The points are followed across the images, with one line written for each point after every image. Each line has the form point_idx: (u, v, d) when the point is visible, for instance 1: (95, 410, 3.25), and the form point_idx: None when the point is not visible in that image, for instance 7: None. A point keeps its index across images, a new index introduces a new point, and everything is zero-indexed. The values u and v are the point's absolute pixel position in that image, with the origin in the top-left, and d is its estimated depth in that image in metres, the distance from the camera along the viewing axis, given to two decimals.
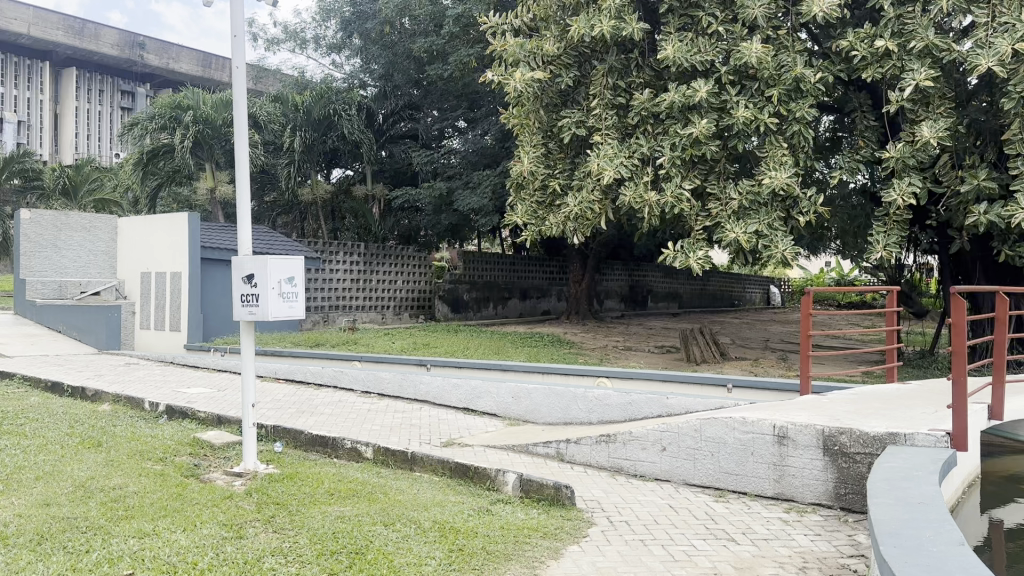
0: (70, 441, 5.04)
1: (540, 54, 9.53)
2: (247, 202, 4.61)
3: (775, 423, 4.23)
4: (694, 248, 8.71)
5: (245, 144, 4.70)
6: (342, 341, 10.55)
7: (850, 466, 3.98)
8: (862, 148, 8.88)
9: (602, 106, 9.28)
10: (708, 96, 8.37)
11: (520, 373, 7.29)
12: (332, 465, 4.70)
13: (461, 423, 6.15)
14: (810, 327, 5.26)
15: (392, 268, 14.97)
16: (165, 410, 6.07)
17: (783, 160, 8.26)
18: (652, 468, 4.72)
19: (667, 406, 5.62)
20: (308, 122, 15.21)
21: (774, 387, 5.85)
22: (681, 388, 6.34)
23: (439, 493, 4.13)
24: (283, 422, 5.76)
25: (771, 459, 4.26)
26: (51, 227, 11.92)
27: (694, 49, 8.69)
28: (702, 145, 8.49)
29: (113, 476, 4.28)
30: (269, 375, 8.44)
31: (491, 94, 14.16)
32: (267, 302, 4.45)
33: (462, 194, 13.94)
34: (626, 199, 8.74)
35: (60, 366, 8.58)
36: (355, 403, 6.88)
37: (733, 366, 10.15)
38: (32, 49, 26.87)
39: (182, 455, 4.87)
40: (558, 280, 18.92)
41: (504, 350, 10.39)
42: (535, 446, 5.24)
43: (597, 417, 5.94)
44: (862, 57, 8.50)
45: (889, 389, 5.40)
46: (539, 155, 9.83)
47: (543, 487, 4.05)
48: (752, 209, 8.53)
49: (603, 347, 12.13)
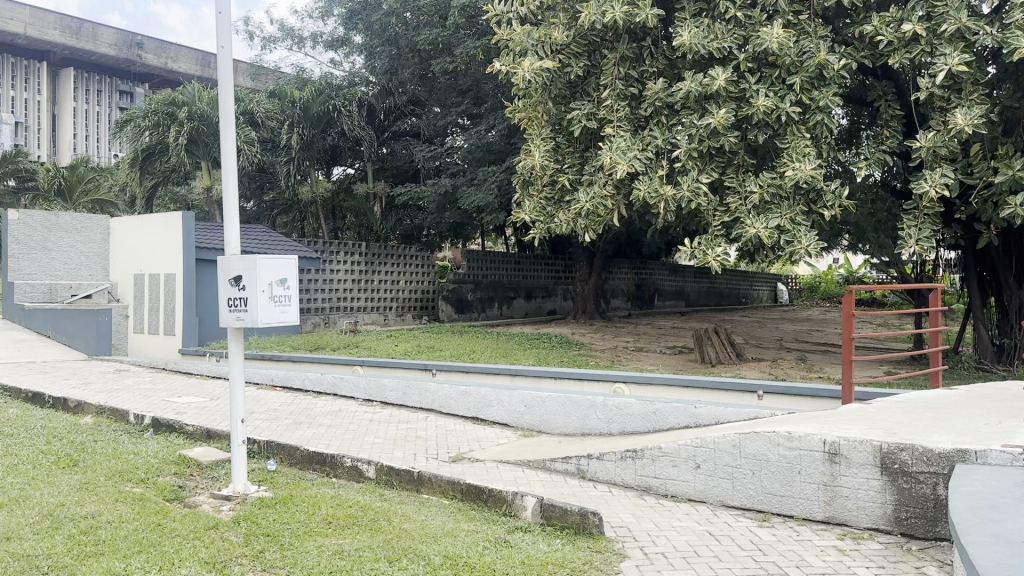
0: (42, 460, 4.59)
1: (548, 42, 9.01)
2: (234, 196, 4.19)
3: (825, 438, 3.79)
4: (712, 244, 8.20)
5: (232, 133, 4.27)
6: (342, 344, 10.10)
7: (911, 486, 3.55)
8: (887, 139, 8.42)
9: (614, 96, 8.78)
10: (726, 84, 7.90)
11: (530, 378, 6.83)
12: (330, 486, 4.25)
13: (471, 435, 5.70)
14: (853, 328, 4.81)
15: (393, 267, 14.52)
16: (150, 423, 5.62)
17: (806, 151, 7.77)
18: (684, 488, 4.27)
19: (696, 415, 5.08)
20: (306, 118, 14.71)
21: (812, 394, 5.38)
22: (707, 395, 5.88)
23: (450, 520, 3.69)
24: (277, 436, 5.31)
25: (821, 479, 3.82)
26: (41, 227, 11.57)
27: (711, 35, 8.21)
28: (719, 136, 8.01)
29: (87, 503, 3.83)
30: (265, 383, 7.97)
31: (497, 87, 13.70)
32: (257, 306, 4.01)
33: (468, 192, 13.55)
34: (640, 193, 8.27)
35: (46, 373, 8.14)
36: (356, 413, 6.42)
37: (752, 367, 9.69)
38: (29, 49, 26.52)
39: (166, 475, 4.43)
40: (563, 279, 18.49)
41: (511, 352, 9.95)
42: (553, 462, 4.77)
43: (618, 427, 5.45)
44: (887, 43, 8.04)
45: (936, 396, 4.95)
46: (549, 150, 9.33)
47: (567, 514, 3.62)
48: (773, 203, 8.03)
49: (612, 348, 11.73)
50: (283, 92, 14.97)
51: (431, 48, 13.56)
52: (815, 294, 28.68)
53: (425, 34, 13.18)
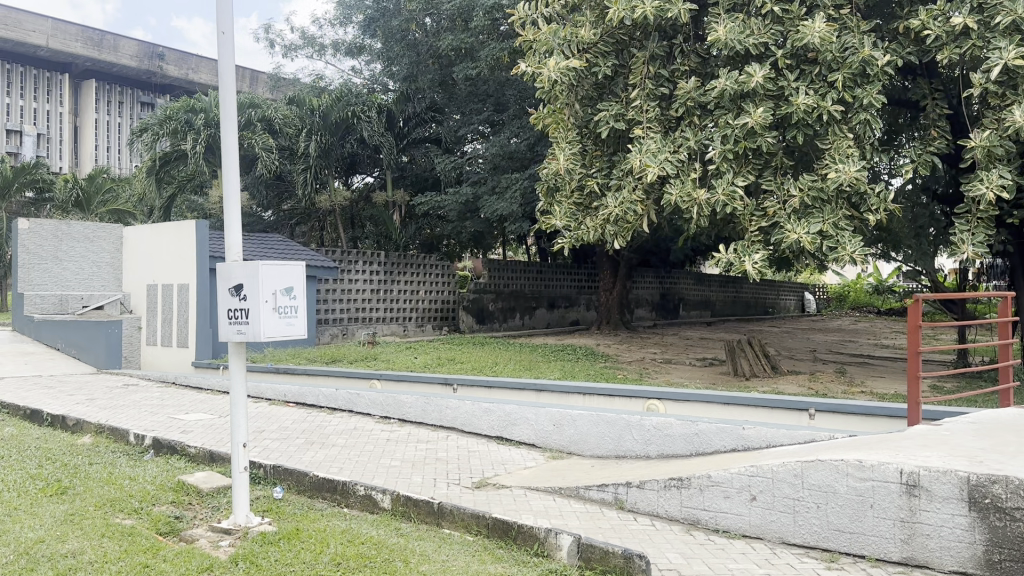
0: (29, 487, 4.19)
1: (574, 41, 8.55)
2: (235, 198, 3.80)
3: (902, 467, 3.32)
4: (750, 251, 7.64)
5: (233, 130, 3.89)
6: (360, 356, 9.71)
7: (1006, 524, 3.07)
8: (934, 140, 7.90)
9: (643, 96, 8.31)
10: (764, 80, 7.40)
11: (557, 394, 6.37)
12: (341, 518, 3.83)
13: (497, 457, 5.27)
14: (919, 342, 4.34)
15: (413, 277, 14.16)
16: (151, 444, 5.26)
17: (850, 152, 7.26)
18: (738, 523, 3.81)
19: (744, 437, 4.60)
20: (325, 125, 14.39)
21: (871, 413, 4.89)
22: (751, 413, 5.39)
23: (476, 561, 3.28)
24: (287, 458, 4.92)
25: (897, 514, 3.34)
26: (53, 237, 11.15)
27: (746, 30, 7.71)
28: (757, 136, 7.50)
29: (69, 539, 3.42)
30: (277, 398, 7.57)
31: (519, 93, 13.30)
32: (259, 319, 3.61)
33: (489, 200, 13.15)
34: (672, 198, 7.79)
35: (51, 389, 7.80)
36: (373, 432, 5.99)
37: (789, 381, 9.17)
38: (51, 61, 26.49)
39: (162, 504, 4.03)
40: (587, 288, 18.03)
41: (535, 365, 9.47)
42: (587, 489, 4.31)
43: (657, 449, 4.99)
44: (935, 38, 7.50)
45: (1011, 416, 4.45)
46: (575, 153, 8.87)
47: (609, 556, 3.19)
48: (814, 207, 7.50)
49: (640, 360, 11.26)
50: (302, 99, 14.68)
51: (454, 53, 13.21)
52: (843, 303, 28.04)
53: (447, 38, 12.85)
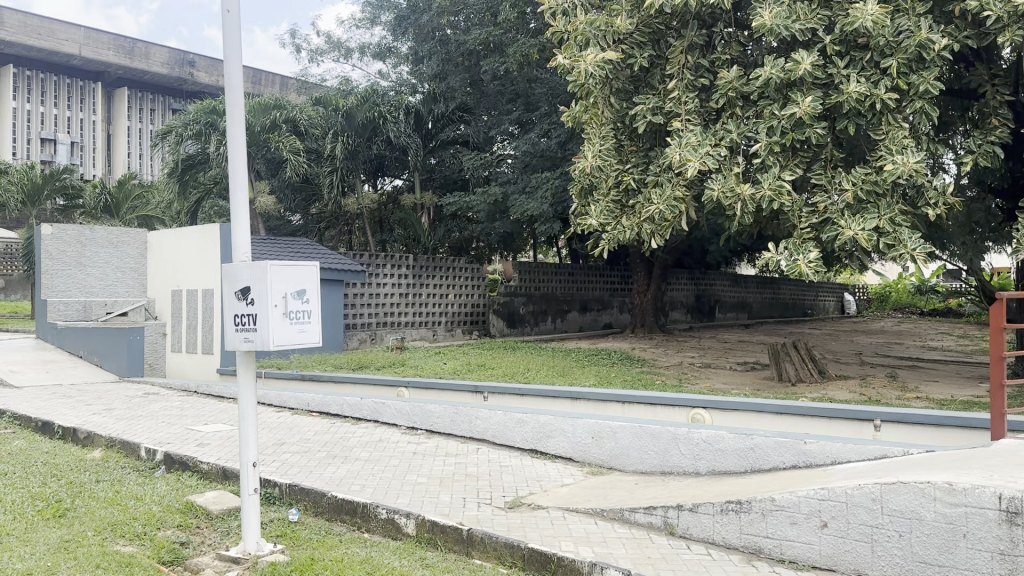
0: (27, 509, 3.88)
1: (610, 32, 8.11)
2: (243, 196, 3.46)
3: (1000, 492, 2.86)
4: (800, 249, 7.12)
5: (239, 122, 3.52)
6: (389, 361, 9.37)
7: None
8: (996, 129, 7.38)
9: (682, 87, 7.87)
10: (812, 67, 6.90)
11: (596, 403, 5.94)
12: (361, 545, 3.48)
13: (531, 473, 4.87)
14: (1004, 347, 3.86)
15: (442, 280, 13.81)
16: (162, 459, 4.96)
17: (906, 143, 6.79)
18: (808, 553, 3.38)
19: (805, 453, 4.18)
20: (351, 127, 13.91)
21: (944, 424, 4.42)
22: (809, 425, 4.93)
23: None
24: (305, 475, 4.57)
25: (995, 546, 2.88)
26: (77, 242, 10.97)
27: (793, 15, 7.20)
28: (805, 128, 7.02)
29: (59, 571, 3.08)
30: (302, 407, 7.23)
31: (549, 92, 12.86)
32: (266, 325, 3.27)
33: (519, 199, 12.77)
34: (713, 193, 7.28)
35: (69, 398, 7.55)
36: (399, 444, 5.63)
37: (839, 387, 8.64)
38: (85, 69, 26.60)
39: (168, 529, 3.69)
40: (620, 290, 17.56)
41: (569, 371, 9.05)
42: (633, 513, 3.90)
43: (706, 465, 4.56)
44: (995, 19, 6.90)
45: None
46: (609, 150, 8.42)
47: None
48: (869, 202, 7.00)
49: (677, 364, 10.80)
50: (328, 100, 14.34)
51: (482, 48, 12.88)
52: (884, 304, 27.25)
53: (474, 33, 12.55)
